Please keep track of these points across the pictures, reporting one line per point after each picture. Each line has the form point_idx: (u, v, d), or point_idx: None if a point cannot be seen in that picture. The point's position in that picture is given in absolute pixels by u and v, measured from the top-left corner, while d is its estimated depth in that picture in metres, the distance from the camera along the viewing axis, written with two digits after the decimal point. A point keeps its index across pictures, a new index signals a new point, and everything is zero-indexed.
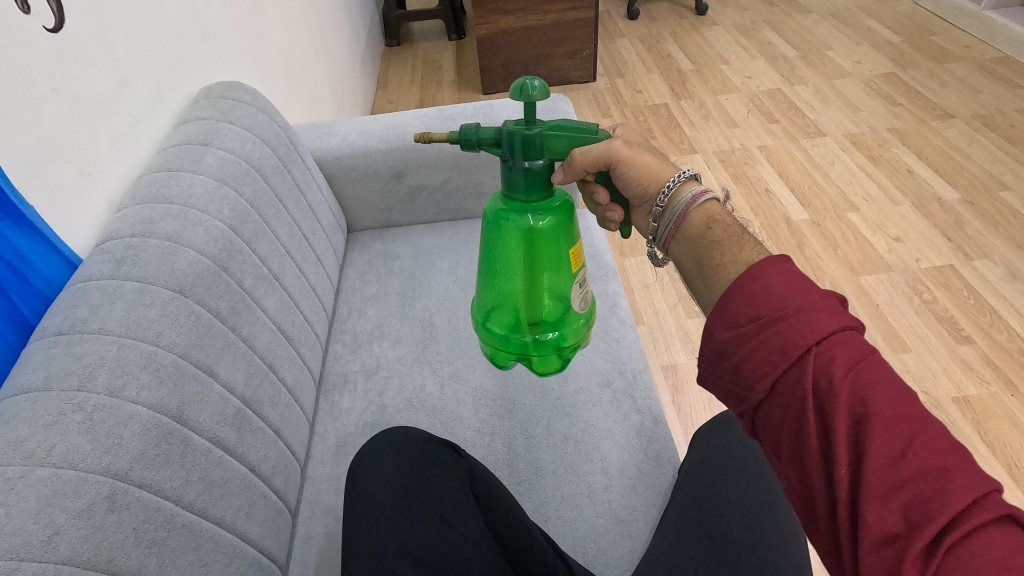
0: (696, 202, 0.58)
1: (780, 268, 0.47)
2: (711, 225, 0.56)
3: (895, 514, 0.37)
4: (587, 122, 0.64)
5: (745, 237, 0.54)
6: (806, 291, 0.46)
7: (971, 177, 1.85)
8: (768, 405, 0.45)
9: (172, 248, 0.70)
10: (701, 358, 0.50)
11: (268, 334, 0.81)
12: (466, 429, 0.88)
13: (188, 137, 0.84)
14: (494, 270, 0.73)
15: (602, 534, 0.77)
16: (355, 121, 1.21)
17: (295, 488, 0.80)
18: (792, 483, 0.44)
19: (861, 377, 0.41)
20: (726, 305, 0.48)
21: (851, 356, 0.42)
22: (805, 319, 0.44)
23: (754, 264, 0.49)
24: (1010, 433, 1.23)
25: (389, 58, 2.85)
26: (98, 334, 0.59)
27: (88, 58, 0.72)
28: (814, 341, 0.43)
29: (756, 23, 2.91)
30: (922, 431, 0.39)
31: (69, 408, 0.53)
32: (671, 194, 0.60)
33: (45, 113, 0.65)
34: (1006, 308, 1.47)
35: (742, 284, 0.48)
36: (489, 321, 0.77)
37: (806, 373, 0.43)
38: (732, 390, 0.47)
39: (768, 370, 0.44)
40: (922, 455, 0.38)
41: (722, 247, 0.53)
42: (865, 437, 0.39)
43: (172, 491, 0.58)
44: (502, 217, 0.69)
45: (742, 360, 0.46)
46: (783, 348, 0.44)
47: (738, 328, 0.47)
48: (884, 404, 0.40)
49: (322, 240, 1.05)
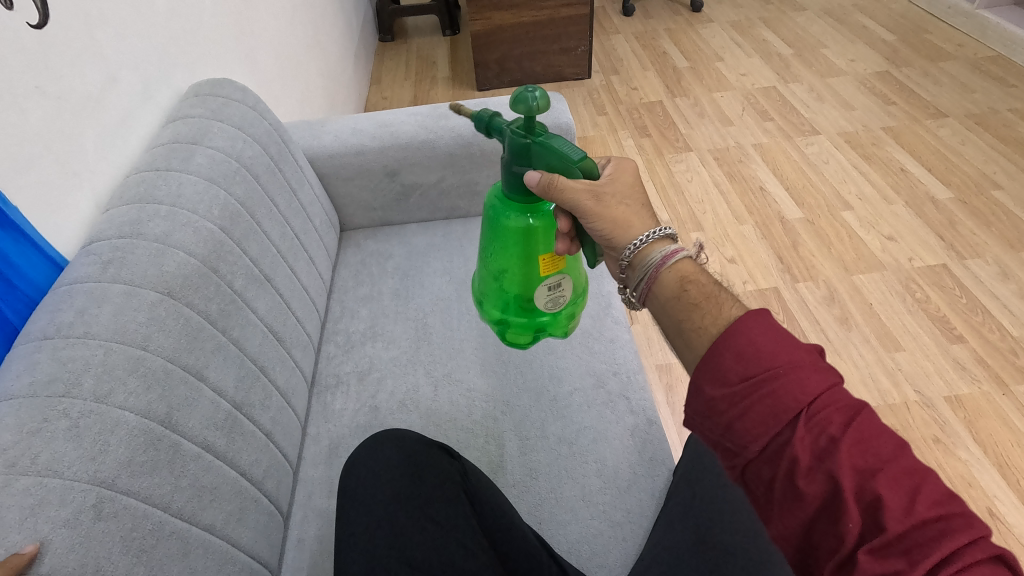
0: (667, 263, 0.55)
1: (762, 324, 0.47)
2: (687, 286, 0.54)
3: (895, 561, 0.37)
4: (578, 150, 0.59)
5: (723, 297, 0.52)
6: (792, 347, 0.45)
7: (963, 176, 1.85)
8: (759, 462, 0.44)
9: (160, 249, 0.68)
10: (692, 412, 0.49)
11: (260, 336, 0.80)
12: (459, 430, 0.87)
13: (178, 136, 0.83)
14: (485, 254, 0.74)
15: (597, 536, 0.76)
16: (347, 119, 1.19)
17: (286, 491, 0.80)
18: (784, 533, 0.44)
19: (860, 432, 0.41)
20: (713, 362, 0.47)
21: (845, 413, 0.42)
22: (796, 379, 0.44)
23: (734, 321, 0.48)
24: (1001, 432, 1.23)
25: (383, 53, 2.83)
26: (84, 338, 0.57)
27: (72, 54, 0.71)
28: (806, 403, 0.43)
29: (751, 20, 2.90)
30: (924, 481, 0.39)
31: (54, 415, 0.52)
32: (642, 249, 0.57)
33: (28, 112, 0.64)
34: (998, 308, 1.47)
35: (728, 341, 0.47)
36: (482, 298, 0.80)
37: (803, 434, 0.42)
38: (723, 445, 0.47)
39: (762, 431, 0.44)
40: (927, 505, 0.38)
41: (702, 310, 0.51)
42: (867, 491, 0.39)
43: (161, 499, 0.57)
44: (494, 209, 0.69)
45: (735, 419, 0.45)
46: (776, 410, 0.44)
47: (728, 386, 0.46)
48: (885, 458, 0.40)
49: (314, 239, 1.04)
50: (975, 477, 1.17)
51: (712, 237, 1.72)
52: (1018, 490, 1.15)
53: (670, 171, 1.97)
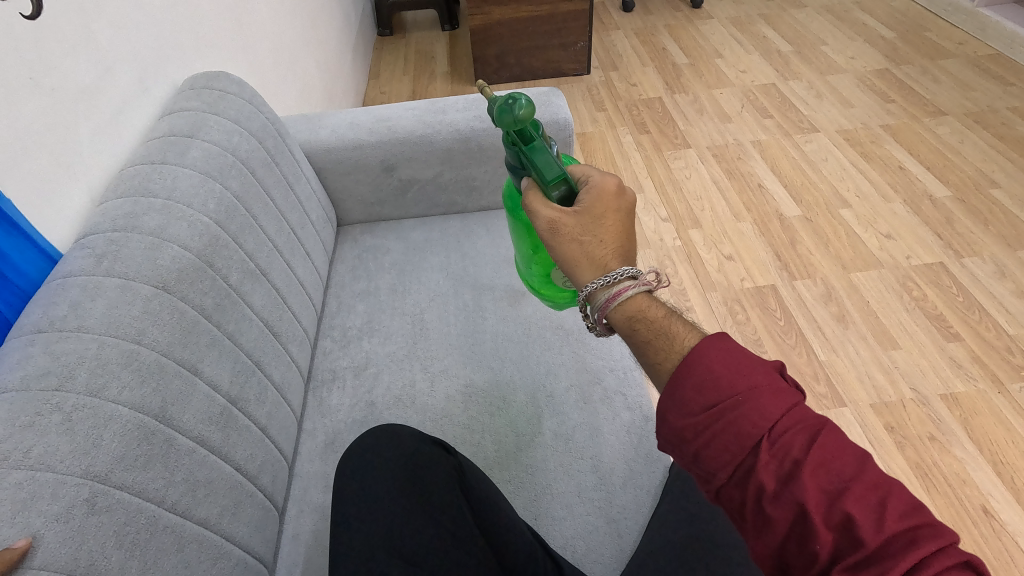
0: (610, 307, 0.55)
1: (718, 351, 0.47)
2: (636, 324, 0.53)
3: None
4: (554, 170, 0.62)
5: (673, 334, 0.51)
6: (750, 371, 0.46)
7: (961, 174, 1.86)
8: (729, 488, 0.45)
9: (155, 243, 0.68)
10: (662, 439, 0.50)
11: (255, 330, 0.80)
12: (455, 426, 0.87)
13: (173, 129, 0.82)
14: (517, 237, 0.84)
15: (593, 532, 0.76)
16: (344, 113, 1.18)
17: (282, 486, 0.79)
18: (761, 558, 0.44)
19: (823, 452, 0.42)
20: (675, 391, 0.48)
21: (807, 434, 0.43)
22: (755, 406, 0.44)
23: (689, 352, 0.49)
24: (996, 430, 1.24)
25: (382, 48, 2.81)
26: (77, 332, 0.57)
27: (66, 45, 0.70)
28: (767, 428, 0.43)
29: (751, 17, 2.89)
30: (888, 494, 0.39)
31: (47, 409, 0.51)
32: (593, 291, 0.56)
33: (22, 104, 0.63)
34: (995, 306, 1.48)
35: (686, 369, 0.48)
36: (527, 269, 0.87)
37: (767, 459, 0.43)
38: (694, 472, 0.47)
39: (729, 458, 0.44)
40: (895, 518, 0.38)
41: (653, 347, 0.51)
42: (836, 511, 0.39)
43: (155, 493, 0.57)
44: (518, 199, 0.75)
45: (701, 448, 0.46)
46: (738, 438, 0.44)
47: (691, 415, 0.47)
48: (849, 475, 0.40)
49: (310, 233, 1.04)
50: (970, 475, 1.17)
51: (709, 234, 1.72)
52: (1013, 488, 1.15)
53: (668, 168, 1.97)
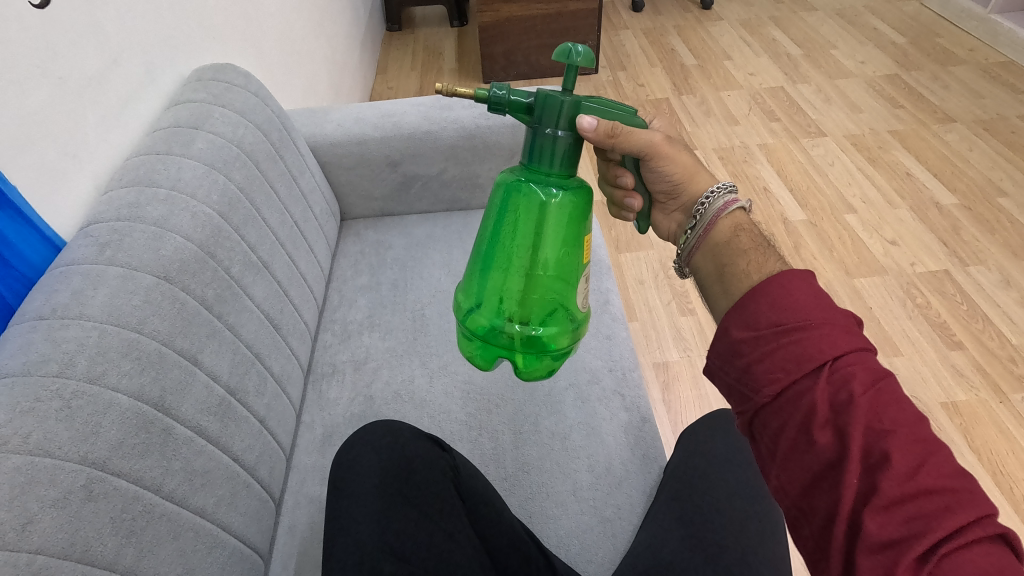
0: (726, 210, 0.59)
1: (803, 281, 0.48)
2: (739, 233, 0.57)
3: (894, 524, 0.38)
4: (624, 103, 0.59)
5: (770, 249, 0.54)
6: (829, 308, 0.46)
7: (969, 182, 1.85)
8: (770, 409, 0.45)
9: (158, 233, 0.68)
10: (711, 352, 0.50)
11: (256, 323, 0.80)
12: (452, 422, 0.88)
13: (179, 120, 0.82)
14: (490, 250, 0.61)
15: (586, 531, 0.77)
16: (351, 107, 1.18)
17: (279, 477, 0.80)
18: (784, 485, 0.44)
19: (880, 395, 0.42)
20: (748, 307, 0.49)
21: (869, 375, 0.43)
22: (825, 334, 0.44)
23: (774, 274, 0.49)
24: (997, 441, 1.23)
25: (390, 43, 2.82)
26: (79, 320, 0.57)
27: (75, 34, 0.70)
28: (832, 356, 0.43)
29: (761, 19, 2.88)
30: (935, 452, 0.39)
31: (47, 395, 0.52)
32: (707, 202, 0.60)
33: (29, 93, 0.64)
34: (999, 315, 1.47)
35: (766, 289, 0.48)
36: (481, 312, 0.63)
37: (824, 385, 0.43)
38: (738, 389, 0.48)
39: (779, 376, 0.45)
40: (933, 475, 0.38)
41: (748, 256, 0.54)
42: (877, 450, 0.40)
43: (152, 481, 0.57)
44: (517, 188, 0.59)
45: (755, 361, 0.46)
46: (798, 358, 0.44)
47: (756, 330, 0.47)
48: (900, 423, 0.40)
49: (313, 227, 1.04)
50: None
51: None
52: (1011, 497, 1.15)
53: None
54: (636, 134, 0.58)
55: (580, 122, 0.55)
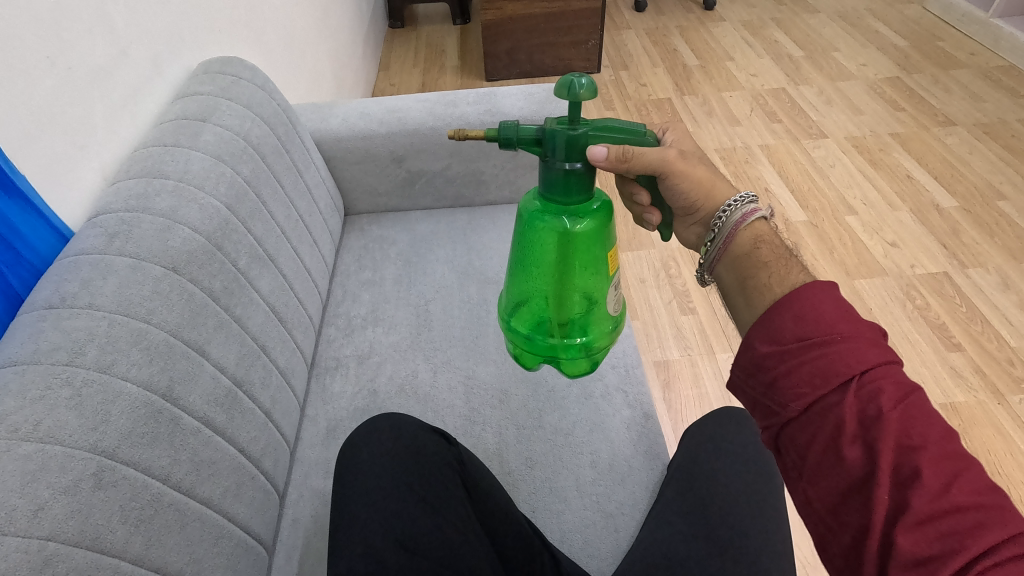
0: (745, 222, 0.57)
1: (827, 293, 0.48)
2: (759, 245, 0.56)
3: (927, 540, 0.38)
4: (634, 122, 0.59)
5: (793, 260, 0.54)
6: (855, 320, 0.46)
7: (969, 185, 1.85)
8: (797, 424, 0.46)
9: (166, 224, 0.68)
10: (736, 366, 0.51)
11: (262, 315, 0.80)
12: (456, 417, 0.88)
13: (186, 112, 0.82)
14: (524, 271, 0.65)
15: (590, 526, 0.77)
16: (356, 102, 1.18)
17: (283, 470, 0.80)
18: (811, 500, 0.45)
19: (909, 410, 0.42)
20: (773, 320, 0.49)
21: (898, 390, 0.43)
22: (852, 347, 0.45)
23: (798, 287, 0.49)
24: (995, 442, 1.24)
25: (393, 40, 2.82)
26: (88, 309, 0.58)
27: (84, 24, 0.71)
28: (860, 371, 0.44)
29: (764, 21, 2.89)
30: (966, 468, 0.40)
31: (57, 383, 0.52)
32: (726, 214, 0.58)
33: (38, 82, 0.64)
34: (998, 317, 1.48)
35: (791, 302, 0.48)
36: (523, 323, 0.68)
37: (852, 400, 0.43)
38: (764, 403, 0.48)
39: (806, 392, 0.45)
40: (965, 491, 0.39)
41: (770, 269, 0.53)
42: (907, 466, 0.40)
43: (160, 470, 0.57)
44: (538, 218, 0.60)
45: (781, 376, 0.47)
46: (825, 373, 0.45)
47: (781, 344, 0.48)
48: (931, 440, 0.41)
49: (318, 221, 1.04)
50: None
51: None
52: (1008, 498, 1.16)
53: None
54: (647, 155, 0.57)
55: (590, 153, 0.54)
